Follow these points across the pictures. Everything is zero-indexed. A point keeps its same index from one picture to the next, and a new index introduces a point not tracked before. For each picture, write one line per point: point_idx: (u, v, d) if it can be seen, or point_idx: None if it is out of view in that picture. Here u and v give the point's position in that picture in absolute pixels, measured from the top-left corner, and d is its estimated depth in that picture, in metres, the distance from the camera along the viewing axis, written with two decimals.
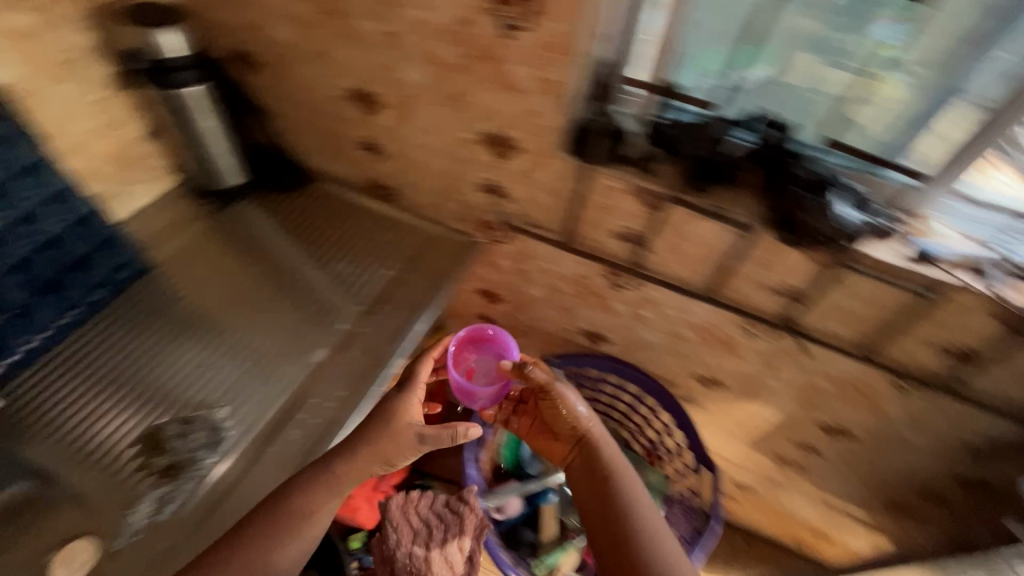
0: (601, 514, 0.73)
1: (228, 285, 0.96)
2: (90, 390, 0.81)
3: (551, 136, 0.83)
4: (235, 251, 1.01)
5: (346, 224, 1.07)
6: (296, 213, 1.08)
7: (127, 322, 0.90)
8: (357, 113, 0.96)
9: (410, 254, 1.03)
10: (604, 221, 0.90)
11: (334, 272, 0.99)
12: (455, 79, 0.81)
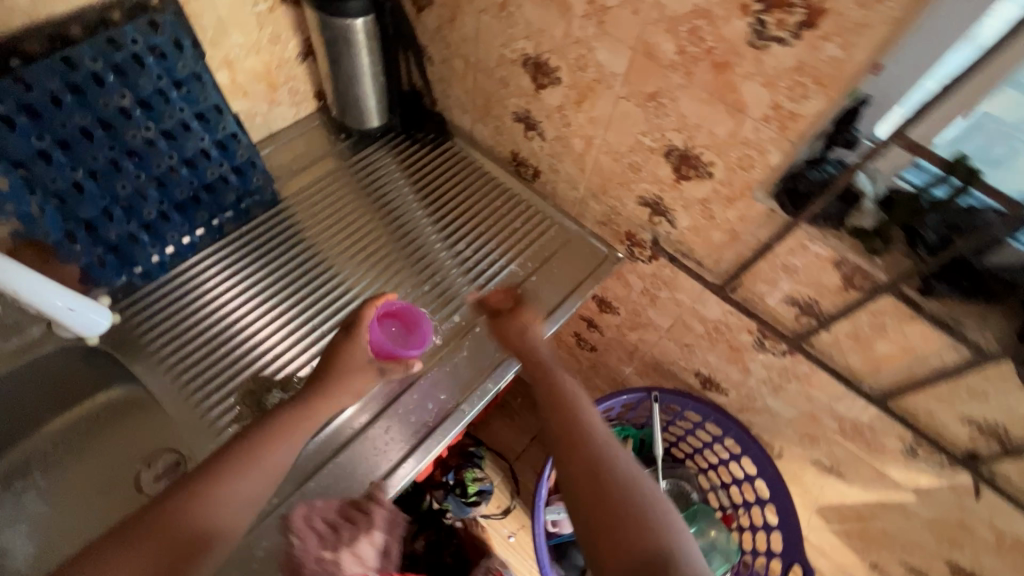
0: (562, 441, 0.59)
1: (353, 239, 0.90)
2: (204, 325, 0.80)
3: (744, 172, 0.67)
4: (372, 201, 0.95)
5: (483, 198, 0.97)
6: (429, 174, 1.00)
7: (249, 260, 0.86)
8: (517, 82, 0.83)
9: (542, 251, 0.93)
10: (770, 279, 0.75)
11: (458, 252, 0.91)
12: (663, 78, 0.65)
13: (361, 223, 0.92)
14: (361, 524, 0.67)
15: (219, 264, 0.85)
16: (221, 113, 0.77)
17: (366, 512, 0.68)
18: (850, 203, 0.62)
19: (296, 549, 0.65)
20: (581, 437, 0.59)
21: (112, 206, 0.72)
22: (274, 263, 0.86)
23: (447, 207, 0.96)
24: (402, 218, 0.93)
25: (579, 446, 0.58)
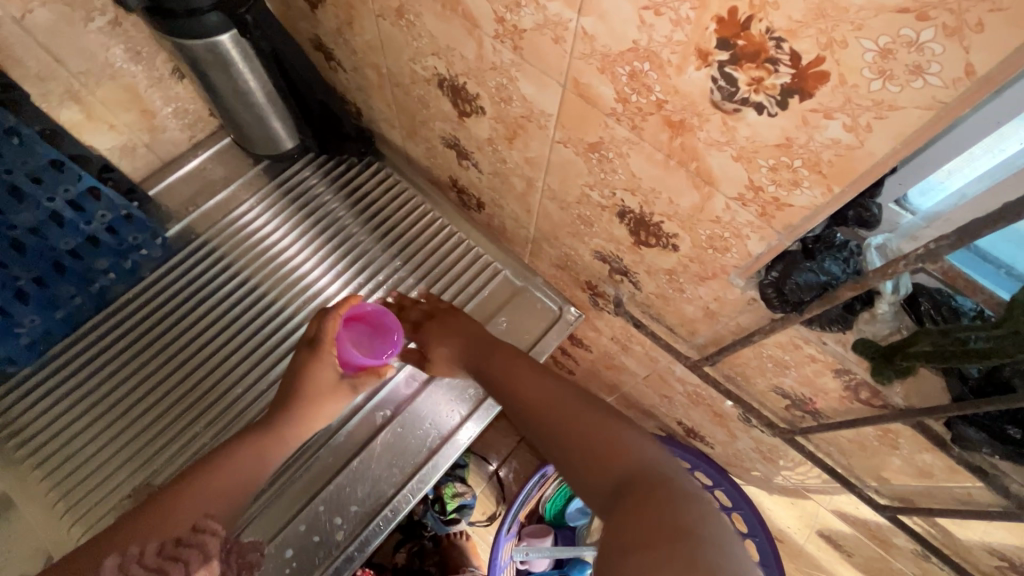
0: (580, 448, 0.47)
1: (285, 280, 0.78)
2: (93, 415, 0.69)
3: (712, 253, 0.50)
4: (313, 228, 0.82)
5: (440, 221, 0.84)
6: (357, 206, 0.84)
7: (143, 330, 0.74)
8: (438, 106, 0.65)
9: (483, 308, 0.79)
10: (753, 364, 0.59)
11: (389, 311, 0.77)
12: (605, 128, 0.47)
13: (294, 262, 0.79)
14: (193, 561, 0.47)
15: (111, 334, 0.73)
16: (61, 168, 0.62)
17: (197, 544, 0.49)
18: (856, 309, 0.45)
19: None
20: (603, 437, 0.47)
21: None
22: (192, 313, 0.75)
23: (378, 250, 0.81)
24: (338, 252, 0.80)
25: (605, 449, 0.46)
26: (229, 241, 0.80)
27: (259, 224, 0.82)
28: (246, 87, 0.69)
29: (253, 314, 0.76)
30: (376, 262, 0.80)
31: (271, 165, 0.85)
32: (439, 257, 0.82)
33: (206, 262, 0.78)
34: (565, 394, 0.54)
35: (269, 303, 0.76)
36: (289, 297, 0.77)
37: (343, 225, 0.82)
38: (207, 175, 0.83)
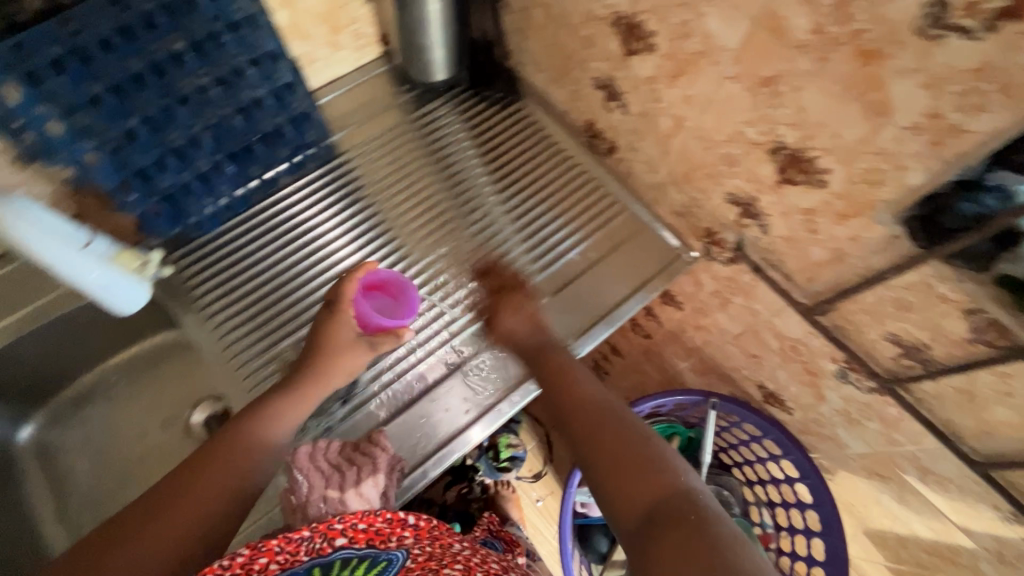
0: (615, 472, 0.52)
1: (426, 196, 0.86)
2: (249, 280, 0.79)
3: (864, 190, 0.55)
4: (454, 157, 0.90)
5: (571, 161, 0.90)
6: (489, 141, 0.91)
7: (297, 218, 0.83)
8: (603, 46, 0.73)
9: (598, 246, 0.84)
10: (871, 310, 0.64)
11: (509, 236, 0.84)
12: (787, 61, 0.53)
13: (435, 182, 0.87)
14: (363, 469, 0.64)
15: (276, 220, 0.83)
16: (276, 59, 0.73)
17: (369, 455, 0.66)
18: (1004, 244, 0.49)
19: (296, 488, 0.62)
20: (638, 460, 0.53)
21: (166, 155, 0.70)
22: (345, 213, 0.84)
23: (504, 183, 0.88)
24: (473, 179, 0.88)
25: (641, 476, 0.51)
26: (379, 156, 0.89)
27: (401, 144, 0.90)
28: (427, 11, 0.78)
29: (397, 219, 0.84)
30: (501, 192, 0.87)
31: (420, 93, 0.94)
32: (560, 196, 0.87)
33: (356, 169, 0.88)
34: (605, 412, 0.59)
35: (411, 213, 0.85)
36: (431, 211, 0.85)
37: (475, 156, 0.90)
38: (367, 97, 0.93)
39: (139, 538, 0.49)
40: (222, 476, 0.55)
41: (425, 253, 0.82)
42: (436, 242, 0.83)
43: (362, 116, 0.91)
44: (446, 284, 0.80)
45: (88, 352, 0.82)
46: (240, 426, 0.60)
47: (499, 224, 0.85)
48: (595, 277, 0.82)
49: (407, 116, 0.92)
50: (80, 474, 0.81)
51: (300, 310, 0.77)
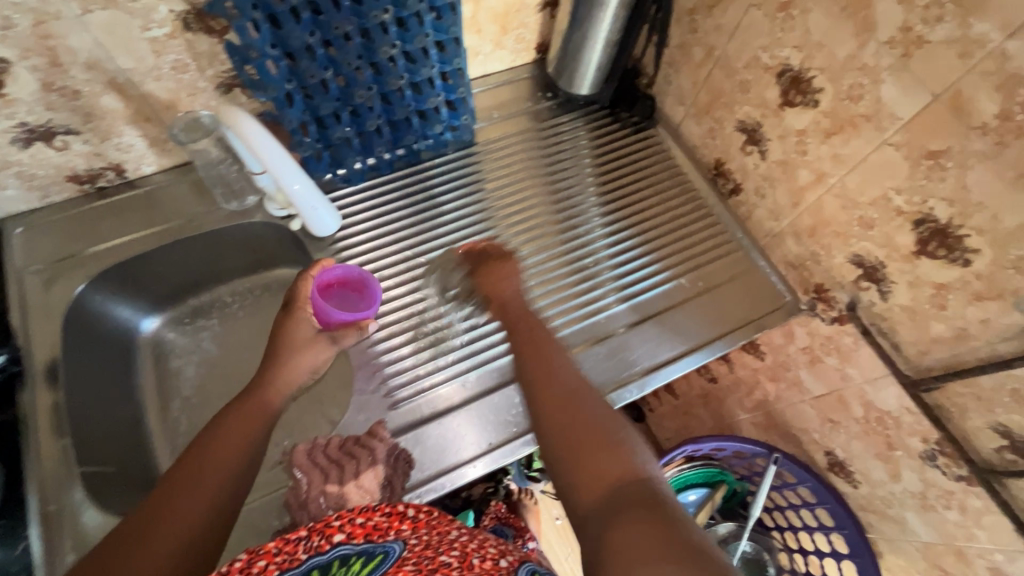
0: (580, 451, 0.52)
1: (546, 199, 0.92)
2: (369, 235, 0.85)
3: (1013, 276, 0.56)
4: (578, 168, 0.95)
5: (692, 195, 0.93)
6: (609, 162, 0.96)
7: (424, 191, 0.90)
8: (759, 93, 0.77)
9: (692, 286, 0.85)
10: (986, 397, 0.64)
11: (608, 253, 0.87)
12: (961, 139, 0.56)
13: (556, 188, 0.93)
14: (362, 462, 0.68)
15: (410, 190, 0.90)
16: (458, 47, 0.79)
17: (367, 448, 0.70)
18: None
19: (298, 487, 0.67)
20: (601, 441, 0.52)
21: (343, 110, 0.77)
22: (471, 198, 0.91)
23: (615, 203, 0.92)
24: (592, 193, 0.93)
25: (605, 457, 0.51)
26: (510, 153, 0.95)
27: (528, 146, 0.96)
28: (595, 34, 0.84)
29: (517, 214, 0.90)
30: (610, 211, 0.91)
31: (560, 103, 1.00)
32: (665, 229, 0.90)
33: (484, 160, 0.94)
34: (571, 391, 0.59)
35: (531, 212, 0.90)
36: (548, 215, 0.90)
37: (592, 173, 0.95)
38: (512, 96, 0.99)
39: (177, 487, 0.52)
40: (237, 438, 0.59)
41: (530, 249, 0.87)
42: (543, 242, 0.88)
43: (503, 113, 0.98)
44: (552, 282, 0.84)
45: (209, 270, 0.89)
46: (265, 392, 0.67)
47: (600, 240, 0.89)
48: (680, 317, 0.83)
49: (544, 122, 0.98)
50: (188, 373, 0.86)
51: (409, 271, 0.84)
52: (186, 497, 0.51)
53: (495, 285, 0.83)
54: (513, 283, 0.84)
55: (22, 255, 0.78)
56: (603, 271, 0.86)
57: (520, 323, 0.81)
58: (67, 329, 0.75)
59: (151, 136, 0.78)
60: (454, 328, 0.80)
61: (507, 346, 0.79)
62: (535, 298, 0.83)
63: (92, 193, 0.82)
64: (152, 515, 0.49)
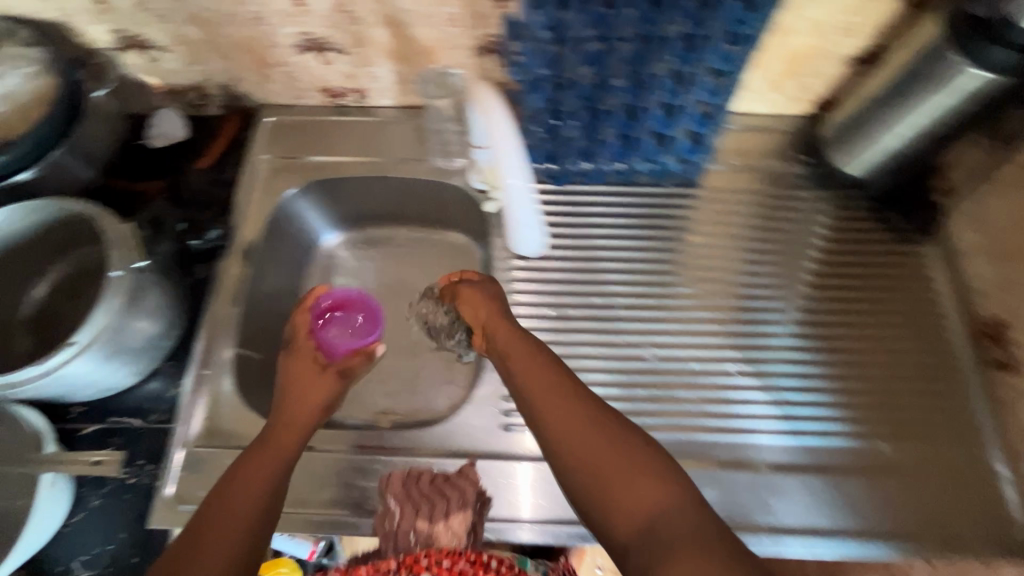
0: (604, 491, 0.47)
1: (755, 279, 0.79)
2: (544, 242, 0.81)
3: None
4: (807, 258, 0.80)
5: (940, 346, 0.74)
6: (835, 267, 0.79)
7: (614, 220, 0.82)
8: None
9: (866, 458, 0.68)
10: None
11: (785, 372, 0.73)
12: None
13: (770, 272, 0.80)
14: (452, 502, 0.63)
15: (614, 211, 0.83)
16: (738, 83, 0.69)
17: (456, 489, 0.64)
18: None
19: (389, 515, 0.62)
20: (627, 467, 0.47)
21: (586, 111, 0.72)
22: (672, 246, 0.82)
23: (818, 317, 0.77)
24: (811, 294, 0.78)
25: (638, 486, 0.46)
26: (734, 212, 0.83)
27: (748, 211, 0.83)
28: (908, 116, 0.68)
29: (714, 284, 0.79)
30: (809, 324, 0.76)
31: (820, 174, 0.84)
32: (867, 374, 0.73)
33: (695, 209, 0.84)
34: (564, 395, 0.55)
35: (729, 288, 0.79)
36: (748, 299, 0.78)
37: (809, 270, 0.79)
38: (767, 147, 0.85)
39: (248, 463, 0.57)
40: (303, 415, 0.66)
41: (703, 325, 0.77)
42: (719, 326, 0.77)
43: (748, 165, 0.85)
44: (722, 375, 0.73)
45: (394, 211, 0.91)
46: (325, 381, 0.71)
47: (785, 352, 0.75)
48: (839, 488, 0.67)
49: (789, 191, 0.84)
50: None
51: (565, 298, 0.78)
52: (221, 511, 0.51)
53: (646, 351, 0.75)
54: (668, 356, 0.75)
55: (264, 142, 0.86)
56: (771, 389, 0.72)
57: (656, 404, 0.72)
58: (274, 219, 0.83)
59: (401, 74, 0.80)
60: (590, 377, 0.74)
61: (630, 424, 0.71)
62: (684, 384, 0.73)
63: (333, 107, 0.88)
64: (227, 483, 0.55)
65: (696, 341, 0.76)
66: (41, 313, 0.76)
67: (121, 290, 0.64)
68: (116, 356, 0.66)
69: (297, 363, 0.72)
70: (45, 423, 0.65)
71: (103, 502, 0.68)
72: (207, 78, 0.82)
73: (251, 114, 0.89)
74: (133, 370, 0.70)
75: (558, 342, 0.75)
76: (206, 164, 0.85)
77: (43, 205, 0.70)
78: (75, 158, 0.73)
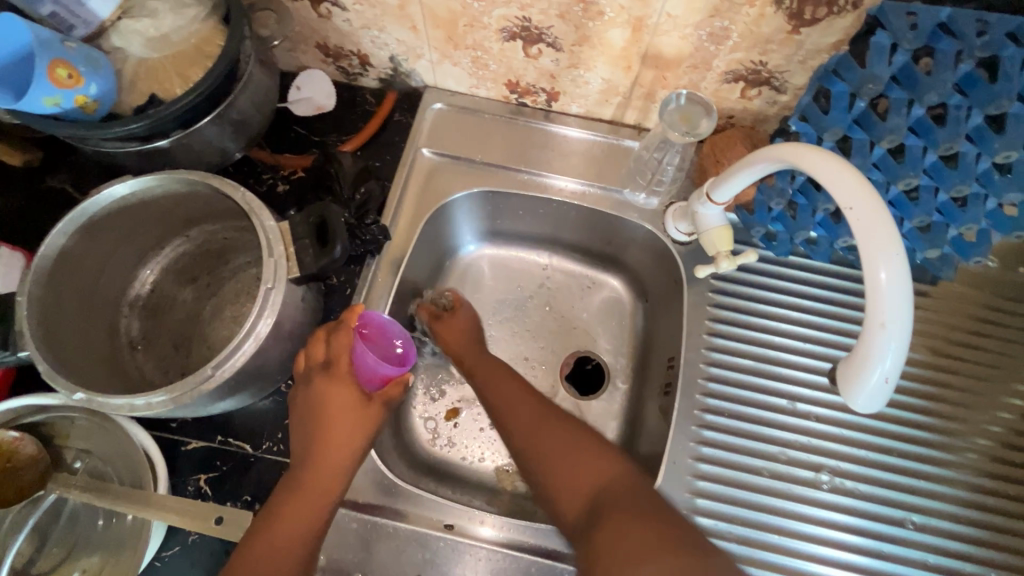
0: (553, 474, 0.58)
1: (974, 415, 0.65)
2: (745, 320, 0.66)
3: None
4: None
5: None
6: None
7: (829, 306, 0.66)
8: None
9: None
10: None
11: (938, 533, 0.60)
12: None
13: (993, 410, 0.65)
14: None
15: (831, 294, 0.66)
16: None
17: None
18: None
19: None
20: (570, 453, 0.58)
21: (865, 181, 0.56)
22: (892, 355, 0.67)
23: (1006, 472, 0.63)
24: None
25: (582, 471, 0.57)
26: (973, 326, 0.68)
27: (961, 322, 0.68)
28: None
29: (935, 413, 0.64)
30: (1003, 479, 0.62)
31: None
32: None
33: (915, 311, 0.68)
34: (537, 417, 0.61)
35: (943, 421, 0.64)
36: (962, 439, 0.64)
37: (1012, 411, 0.65)
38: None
39: (280, 517, 0.50)
40: (338, 455, 0.54)
41: (847, 450, 0.62)
42: (863, 451, 0.62)
43: (1005, 272, 0.69)
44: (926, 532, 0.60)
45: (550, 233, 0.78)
46: (363, 415, 0.56)
47: (943, 509, 0.61)
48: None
49: None
50: None
51: (762, 395, 0.64)
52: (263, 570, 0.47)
53: (819, 475, 0.61)
54: (849, 490, 0.61)
55: (427, 134, 0.72)
56: (930, 551, 0.59)
57: (839, 551, 0.59)
58: (425, 226, 0.71)
59: (613, 84, 0.65)
60: (770, 502, 0.60)
61: (808, 574, 0.58)
62: (845, 524, 0.60)
63: (510, 104, 0.74)
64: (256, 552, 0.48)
65: (902, 481, 0.61)
66: (151, 295, 0.66)
67: (269, 310, 0.52)
68: (245, 380, 0.55)
69: (332, 384, 0.56)
70: (152, 444, 0.52)
71: (202, 538, 0.58)
72: (378, 47, 0.68)
73: (412, 96, 0.75)
74: (254, 392, 0.59)
75: (749, 451, 0.62)
76: (353, 147, 0.72)
77: (175, 176, 0.56)
78: (222, 128, 0.60)
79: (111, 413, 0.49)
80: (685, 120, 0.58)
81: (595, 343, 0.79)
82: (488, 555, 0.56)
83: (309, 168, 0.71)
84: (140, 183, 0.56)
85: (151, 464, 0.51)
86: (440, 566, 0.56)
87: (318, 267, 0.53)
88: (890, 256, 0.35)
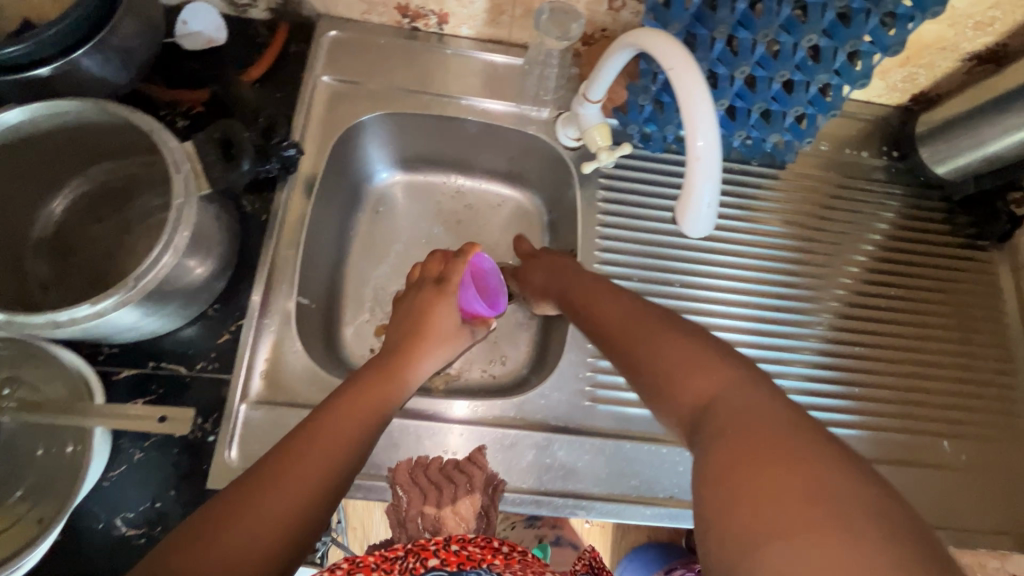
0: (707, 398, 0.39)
1: (814, 269, 0.79)
2: (628, 210, 0.76)
3: None
4: (868, 255, 0.81)
5: (986, 354, 0.78)
6: (882, 263, 0.80)
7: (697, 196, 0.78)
8: None
9: (892, 449, 0.73)
10: None
11: (807, 363, 0.74)
12: None
13: (828, 265, 0.79)
14: (460, 487, 0.60)
15: None
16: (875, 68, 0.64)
17: (466, 472, 0.61)
18: None
19: (398, 505, 0.59)
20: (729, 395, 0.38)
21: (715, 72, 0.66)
22: (751, 229, 0.79)
23: (860, 312, 0.78)
24: (863, 293, 0.79)
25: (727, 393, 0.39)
26: (815, 200, 0.82)
27: (805, 198, 0.82)
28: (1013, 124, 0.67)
29: (783, 271, 0.78)
30: (837, 317, 0.77)
31: (900, 169, 0.84)
32: (877, 371, 0.75)
33: (769, 191, 0.81)
34: (702, 362, 0.43)
35: (789, 278, 0.78)
36: (802, 290, 0.77)
37: (850, 265, 0.80)
38: (859, 138, 0.84)
39: (336, 407, 0.51)
40: (402, 378, 0.60)
41: (724, 306, 0.75)
42: (730, 308, 0.75)
43: (838, 154, 0.84)
44: (775, 360, 0.74)
45: (455, 153, 0.84)
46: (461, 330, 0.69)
47: (793, 343, 0.75)
48: None
49: (870, 183, 0.83)
50: (390, 241, 0.84)
51: (646, 272, 0.74)
52: (282, 478, 0.43)
53: None
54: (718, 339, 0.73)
55: (326, 61, 0.75)
56: (802, 376, 0.74)
57: None
58: (333, 151, 0.74)
59: (497, 3, 0.71)
60: None
61: None
62: None
63: (404, 29, 0.77)
64: (241, 502, 0.41)
65: (757, 327, 0.75)
66: (57, 235, 0.66)
67: (185, 223, 0.54)
68: (168, 296, 0.58)
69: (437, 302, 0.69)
70: (81, 360, 0.54)
71: (148, 455, 0.61)
72: None
73: (305, 25, 0.77)
74: (178, 312, 0.62)
75: None
76: (253, 78, 0.73)
77: (60, 103, 0.56)
78: (108, 57, 0.61)
79: (33, 333, 0.50)
80: (558, 26, 0.65)
81: (507, 251, 0.86)
82: (465, 432, 0.66)
83: (208, 102, 0.71)
84: (23, 113, 0.55)
85: (83, 377, 0.54)
86: (391, 441, 0.65)
87: (228, 182, 0.56)
88: (704, 124, 0.43)
